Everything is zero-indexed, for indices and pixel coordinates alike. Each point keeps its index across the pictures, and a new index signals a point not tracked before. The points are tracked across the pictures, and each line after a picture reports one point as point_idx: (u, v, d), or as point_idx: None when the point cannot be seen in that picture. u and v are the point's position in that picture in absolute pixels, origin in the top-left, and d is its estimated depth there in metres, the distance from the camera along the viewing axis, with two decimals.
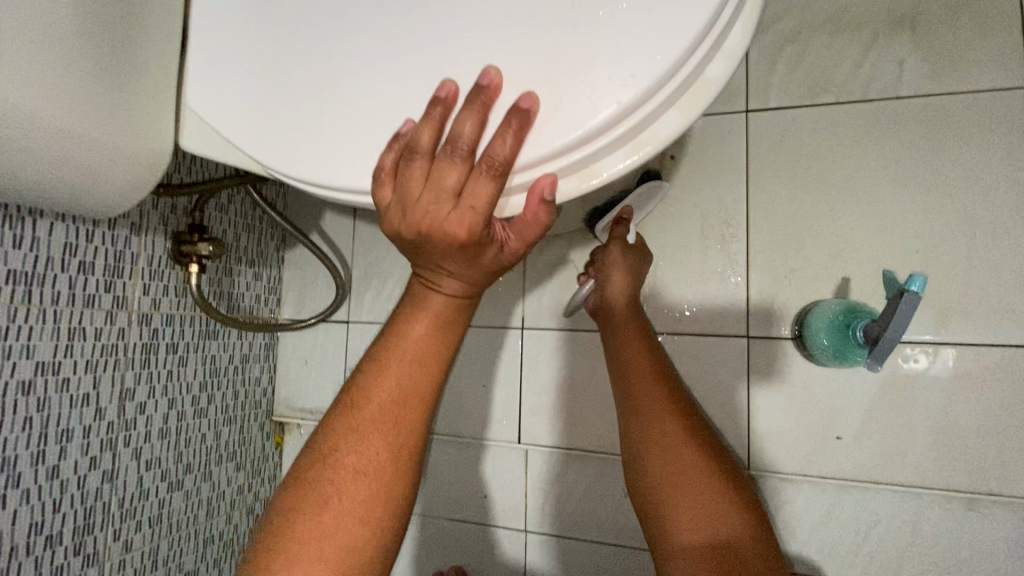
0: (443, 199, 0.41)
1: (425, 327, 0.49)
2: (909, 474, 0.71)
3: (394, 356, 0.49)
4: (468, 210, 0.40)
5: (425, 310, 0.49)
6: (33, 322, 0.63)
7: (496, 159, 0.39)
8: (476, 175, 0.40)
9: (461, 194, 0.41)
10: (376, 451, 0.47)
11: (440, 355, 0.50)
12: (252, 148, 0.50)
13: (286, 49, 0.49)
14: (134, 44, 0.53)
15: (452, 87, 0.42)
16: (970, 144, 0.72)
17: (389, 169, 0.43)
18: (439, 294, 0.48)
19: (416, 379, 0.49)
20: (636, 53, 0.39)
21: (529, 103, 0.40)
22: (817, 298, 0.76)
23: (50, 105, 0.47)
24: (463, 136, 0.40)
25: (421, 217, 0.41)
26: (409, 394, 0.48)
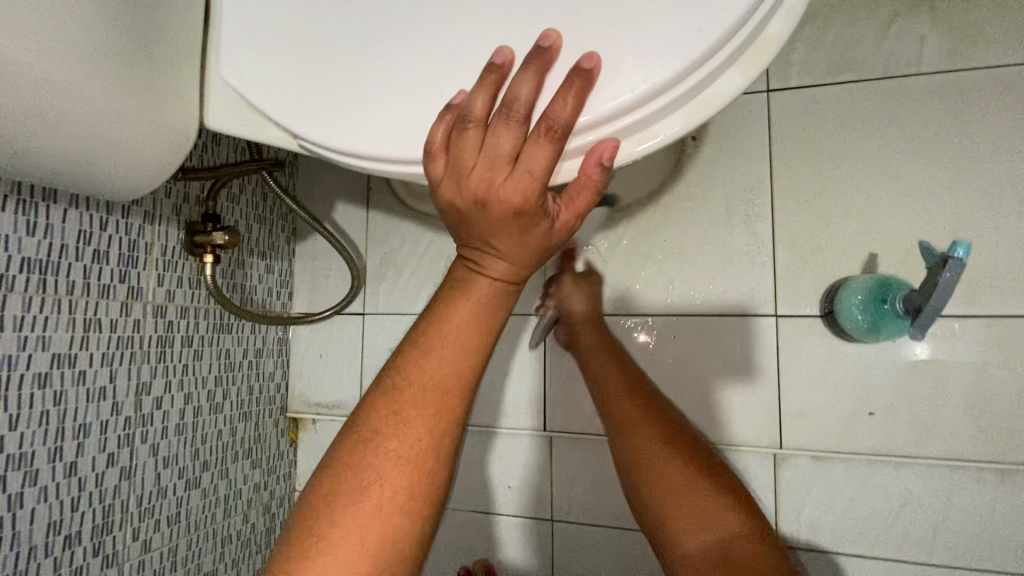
0: (497, 164, 0.39)
1: (469, 311, 0.47)
2: (944, 449, 0.71)
3: (436, 338, 0.47)
4: (525, 175, 0.39)
5: (468, 292, 0.47)
6: (47, 313, 0.61)
7: (556, 121, 0.38)
8: (534, 138, 0.39)
9: (516, 159, 0.39)
10: (416, 433, 0.45)
11: (483, 339, 0.47)
12: (286, 119, 0.48)
13: (322, 17, 0.47)
14: (156, 14, 0.51)
15: (509, 53, 0.41)
16: (993, 117, 0.72)
17: (440, 142, 0.42)
18: (490, 272, 0.46)
19: (459, 364, 0.47)
20: (700, 10, 0.38)
21: (592, 63, 0.38)
22: (844, 275, 0.75)
23: (63, 73, 0.44)
24: (519, 99, 0.38)
25: (476, 185, 0.40)
26: (451, 379, 0.47)
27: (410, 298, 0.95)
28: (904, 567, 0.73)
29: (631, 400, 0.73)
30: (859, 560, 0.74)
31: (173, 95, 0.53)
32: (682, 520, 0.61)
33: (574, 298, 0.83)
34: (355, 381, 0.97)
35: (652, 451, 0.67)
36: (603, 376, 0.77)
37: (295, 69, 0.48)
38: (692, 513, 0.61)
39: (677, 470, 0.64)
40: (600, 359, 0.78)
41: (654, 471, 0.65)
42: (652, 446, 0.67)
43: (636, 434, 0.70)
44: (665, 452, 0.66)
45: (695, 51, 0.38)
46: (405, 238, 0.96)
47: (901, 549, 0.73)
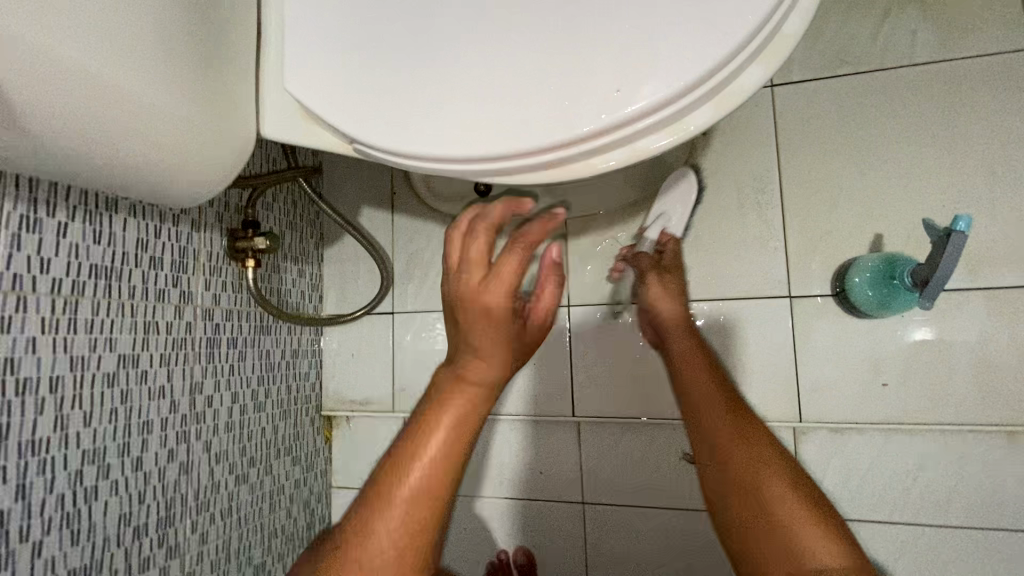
0: (480, 264, 0.56)
1: (454, 414, 0.51)
2: (954, 415, 0.76)
3: (423, 441, 0.50)
4: (495, 293, 0.54)
5: (455, 396, 0.52)
6: (113, 316, 0.65)
7: (517, 257, 0.55)
8: (510, 258, 0.55)
9: (495, 266, 0.55)
10: (418, 496, 0.48)
11: (464, 441, 0.51)
12: (343, 121, 0.51)
13: (374, 25, 0.50)
14: (217, 30, 0.55)
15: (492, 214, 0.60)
16: (985, 102, 0.77)
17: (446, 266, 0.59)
18: (490, 343, 0.53)
19: (443, 465, 0.50)
20: (725, 13, 0.42)
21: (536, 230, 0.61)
22: (853, 255, 0.80)
23: (143, 85, 0.47)
24: (513, 240, 0.56)
25: (471, 281, 0.55)
26: (435, 479, 0.49)
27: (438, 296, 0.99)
28: (923, 529, 0.77)
29: (704, 387, 0.71)
30: (879, 524, 0.79)
31: (234, 105, 0.57)
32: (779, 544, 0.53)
33: (654, 291, 0.81)
34: (387, 378, 1.01)
35: (730, 446, 0.62)
36: (688, 377, 0.74)
37: (350, 75, 0.51)
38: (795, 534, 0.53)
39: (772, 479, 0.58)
40: (697, 365, 0.75)
41: (732, 463, 0.61)
42: (735, 440, 0.63)
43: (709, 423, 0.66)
44: (741, 451, 0.62)
45: (724, 50, 0.42)
46: (431, 239, 1.00)
47: (919, 512, 0.77)
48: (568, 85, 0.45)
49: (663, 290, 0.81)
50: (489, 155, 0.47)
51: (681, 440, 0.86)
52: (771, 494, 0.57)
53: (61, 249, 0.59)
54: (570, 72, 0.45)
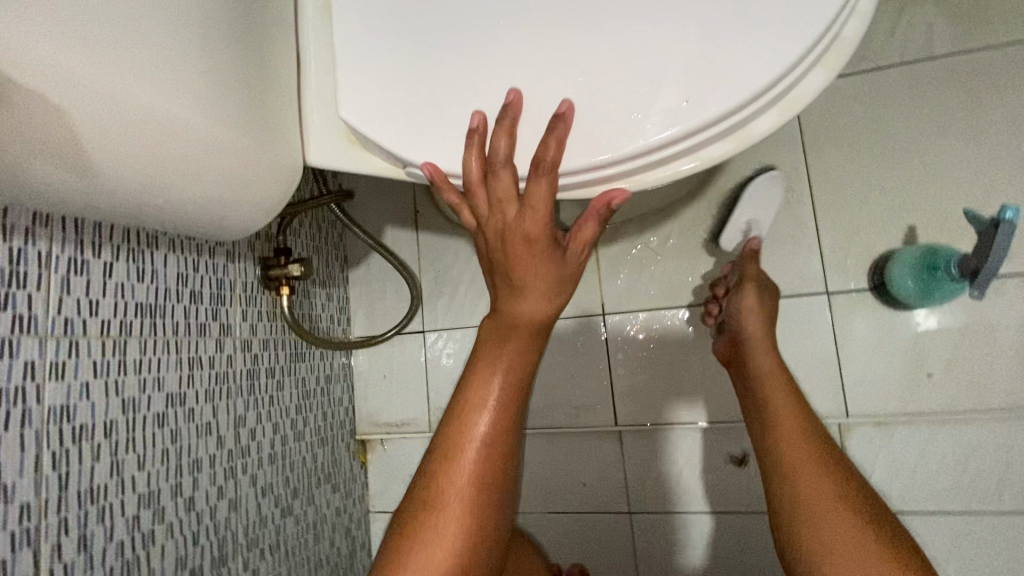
0: (507, 208, 0.48)
1: (514, 350, 0.53)
2: (1001, 401, 0.76)
3: (489, 379, 0.53)
4: (529, 213, 0.48)
5: (512, 334, 0.53)
6: (160, 354, 0.63)
7: (545, 162, 0.45)
8: (540, 188, 0.46)
9: (525, 204, 0.48)
10: (471, 492, 0.51)
11: (525, 370, 0.53)
12: (399, 144, 0.50)
13: (427, 49, 0.50)
14: (261, 63, 0.55)
15: (517, 96, 0.47)
16: (1007, 90, 0.78)
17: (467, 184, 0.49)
18: (520, 328, 0.52)
19: (511, 397, 0.53)
20: (788, 21, 0.42)
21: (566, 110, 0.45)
22: (887, 248, 0.81)
23: (195, 118, 0.48)
24: (544, 158, 0.45)
25: (501, 229, 0.49)
26: (505, 414, 0.52)
27: (469, 312, 0.98)
28: (978, 517, 0.77)
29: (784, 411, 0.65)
30: (933, 515, 0.79)
31: (280, 137, 0.56)
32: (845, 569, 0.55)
33: (748, 301, 0.72)
34: (421, 398, 1.00)
35: (802, 469, 0.61)
36: (766, 390, 0.68)
37: (404, 97, 0.50)
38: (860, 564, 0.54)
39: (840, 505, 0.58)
40: (781, 392, 0.67)
41: (802, 485, 0.60)
42: (806, 462, 0.61)
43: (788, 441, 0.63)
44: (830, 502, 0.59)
45: (790, 57, 0.42)
46: (458, 256, 1.00)
47: (973, 500, 0.77)
48: (632, 99, 0.45)
49: (757, 307, 0.72)
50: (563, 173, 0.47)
51: (727, 442, 0.86)
52: (850, 541, 0.56)
53: (107, 290, 0.58)
54: (634, 86, 0.45)
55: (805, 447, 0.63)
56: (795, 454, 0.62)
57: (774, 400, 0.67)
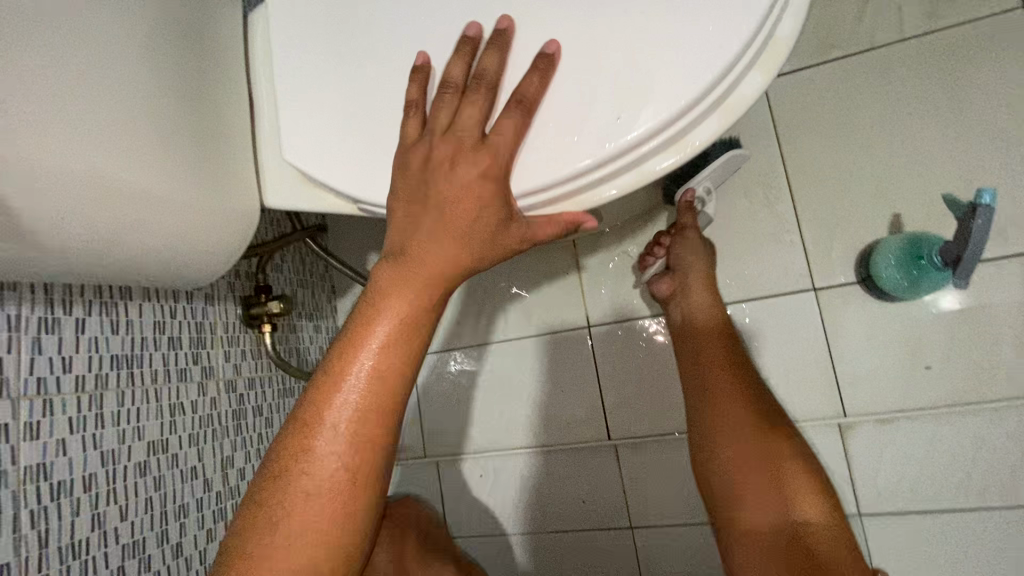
0: (468, 133, 0.45)
1: (403, 289, 0.46)
2: (1007, 390, 0.73)
3: (372, 317, 0.45)
4: (490, 145, 0.44)
5: (403, 269, 0.46)
6: (138, 403, 0.64)
7: (523, 96, 0.44)
8: (510, 123, 0.44)
9: (491, 133, 0.44)
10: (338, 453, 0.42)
11: (419, 317, 0.46)
12: (341, 182, 0.50)
13: (361, 85, 0.50)
14: (211, 113, 0.56)
15: (509, 22, 0.45)
16: (985, 65, 0.75)
17: (421, 103, 0.47)
18: (423, 274, 0.46)
19: (397, 343, 0.45)
20: (715, 26, 0.41)
21: (555, 49, 0.44)
22: (873, 239, 0.78)
23: (145, 179, 0.48)
24: (526, 94, 0.43)
25: (453, 153, 0.45)
26: (390, 358, 0.44)
27: (456, 334, 0.98)
28: (991, 512, 0.74)
29: (717, 366, 0.79)
30: (945, 513, 0.75)
31: (236, 184, 0.57)
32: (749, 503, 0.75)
33: (690, 252, 0.79)
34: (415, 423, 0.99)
35: (735, 439, 0.77)
36: (704, 365, 0.79)
37: (345, 136, 0.50)
38: (761, 502, 0.75)
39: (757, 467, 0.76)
40: (716, 346, 0.80)
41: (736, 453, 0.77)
42: (738, 434, 0.77)
43: (722, 409, 0.78)
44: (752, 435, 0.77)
45: (719, 65, 0.41)
46: None
47: (985, 494, 0.74)
48: (564, 117, 0.44)
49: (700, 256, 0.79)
50: (522, 196, 0.46)
51: None
52: (755, 481, 0.75)
53: (80, 345, 0.59)
54: (566, 104, 0.44)
55: (735, 399, 0.78)
56: (729, 417, 0.78)
57: (712, 375, 0.79)
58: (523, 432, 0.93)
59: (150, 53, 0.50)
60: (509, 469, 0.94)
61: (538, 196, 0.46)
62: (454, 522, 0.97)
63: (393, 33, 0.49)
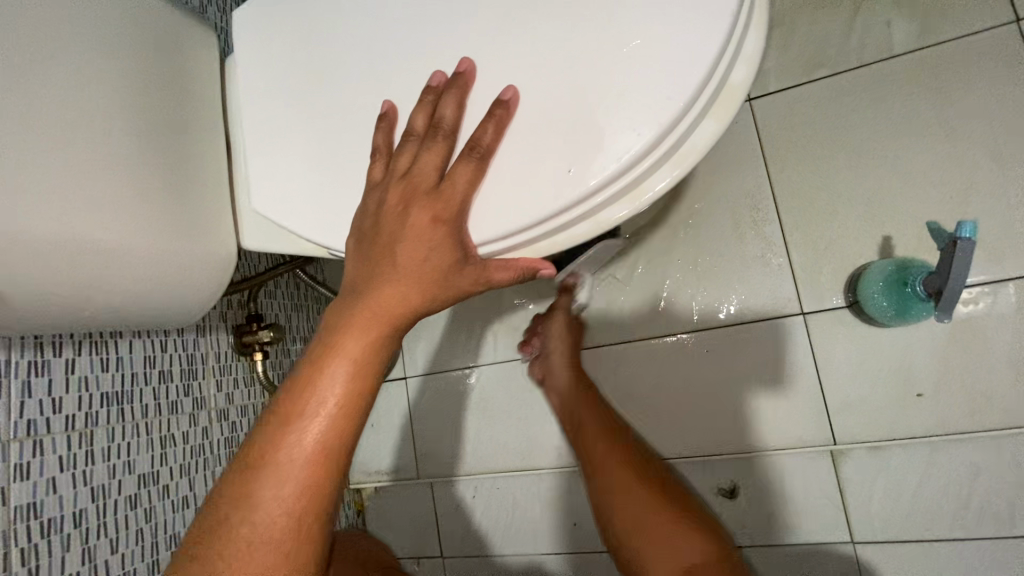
0: (426, 177, 0.44)
1: (361, 322, 0.43)
2: (1002, 418, 0.71)
3: (329, 349, 0.43)
4: (447, 190, 0.43)
5: (363, 300, 0.44)
6: (129, 438, 0.66)
7: (479, 143, 0.43)
8: (466, 169, 0.43)
9: (448, 179, 0.44)
10: (285, 496, 0.39)
11: (377, 352, 0.43)
12: (308, 231, 0.50)
13: (325, 134, 0.50)
14: (185, 164, 0.58)
15: (470, 64, 0.45)
16: (976, 84, 0.73)
17: (383, 146, 0.46)
18: (378, 313, 0.44)
19: (353, 380, 0.42)
20: (665, 79, 0.41)
21: (511, 95, 0.43)
22: (863, 262, 0.77)
23: (119, 235, 0.51)
24: (481, 140, 0.43)
25: (410, 196, 0.44)
26: (344, 397, 0.42)
27: (446, 356, 0.98)
28: (990, 543, 0.71)
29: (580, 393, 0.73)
30: (941, 543, 0.73)
31: (211, 231, 0.60)
32: (652, 550, 0.54)
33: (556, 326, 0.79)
34: (408, 445, 1.00)
35: (613, 472, 0.61)
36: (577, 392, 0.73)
37: (311, 185, 0.50)
38: (659, 546, 0.54)
39: (637, 500, 0.58)
40: (585, 381, 0.74)
41: (615, 498, 0.59)
42: (605, 440, 0.65)
43: (586, 438, 0.67)
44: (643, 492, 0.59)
45: (669, 117, 0.41)
46: None
47: (983, 526, 0.71)
48: (520, 168, 0.44)
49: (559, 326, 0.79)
50: (483, 243, 0.45)
51: (713, 477, 0.81)
52: (645, 491, 0.59)
53: (70, 385, 0.61)
54: (521, 156, 0.44)
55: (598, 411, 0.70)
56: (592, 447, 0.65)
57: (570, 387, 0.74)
58: (513, 454, 0.94)
59: (124, 112, 0.53)
60: (500, 491, 0.95)
61: (499, 244, 0.46)
62: (447, 542, 0.98)
63: (350, 83, 0.49)
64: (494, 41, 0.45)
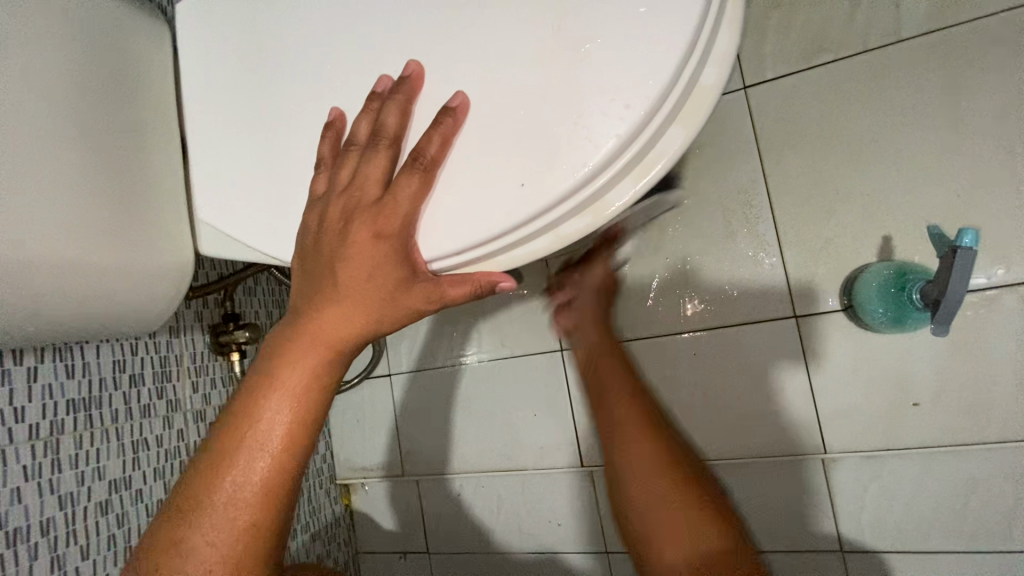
0: (368, 189, 0.42)
1: (302, 347, 0.44)
2: (1002, 429, 0.67)
3: (272, 375, 0.43)
4: (389, 203, 0.42)
5: (304, 327, 0.44)
6: (98, 444, 0.65)
7: (422, 155, 0.41)
8: (409, 182, 0.41)
9: (390, 192, 0.42)
10: (227, 522, 0.40)
11: (318, 378, 0.44)
12: (263, 244, 0.49)
13: (280, 146, 0.49)
14: (134, 169, 0.56)
15: (417, 68, 0.43)
16: (990, 70, 0.68)
17: (328, 158, 0.45)
18: (318, 338, 0.44)
19: (295, 404, 0.43)
20: (626, 83, 0.37)
21: (459, 102, 0.41)
22: (861, 262, 0.72)
23: (64, 246, 0.49)
24: (425, 151, 0.41)
25: (351, 211, 0.42)
26: (287, 421, 0.42)
27: (429, 353, 0.96)
28: (984, 556, 0.68)
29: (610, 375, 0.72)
30: (934, 555, 0.70)
31: (166, 237, 0.58)
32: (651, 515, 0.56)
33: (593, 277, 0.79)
34: (393, 442, 0.99)
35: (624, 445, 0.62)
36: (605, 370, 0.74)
37: (267, 197, 0.49)
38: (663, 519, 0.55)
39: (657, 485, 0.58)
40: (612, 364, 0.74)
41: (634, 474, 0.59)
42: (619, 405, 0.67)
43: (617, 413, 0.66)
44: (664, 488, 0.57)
45: (628, 124, 0.37)
46: None
47: (980, 540, 0.68)
48: (470, 181, 0.41)
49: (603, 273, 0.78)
50: (433, 258, 0.43)
51: None
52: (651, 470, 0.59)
53: (34, 394, 0.60)
54: (471, 169, 0.41)
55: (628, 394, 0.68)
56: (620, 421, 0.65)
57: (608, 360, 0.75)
58: (497, 453, 0.93)
59: (66, 115, 0.50)
60: (485, 489, 0.94)
61: (451, 259, 0.43)
62: (433, 539, 0.97)
63: (304, 92, 0.48)
64: (450, 47, 0.42)
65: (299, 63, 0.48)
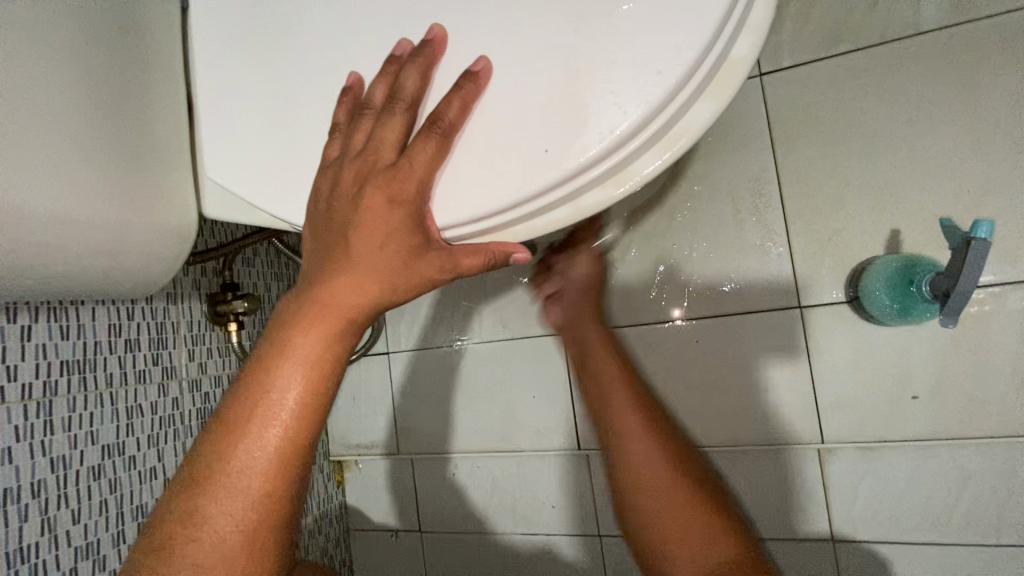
0: (383, 153, 0.41)
1: (314, 317, 0.43)
2: (998, 424, 0.68)
3: (282, 347, 0.42)
4: (404, 168, 0.41)
5: (314, 297, 0.43)
6: (92, 408, 0.64)
7: (440, 118, 0.39)
8: (426, 147, 0.40)
9: (405, 156, 0.41)
10: (241, 494, 0.39)
11: (330, 349, 0.43)
12: (270, 203, 0.48)
13: (292, 103, 0.47)
14: (139, 126, 0.54)
15: (440, 32, 0.42)
16: (1007, 66, 0.68)
17: (343, 122, 0.44)
18: (329, 309, 0.43)
19: (306, 376, 0.42)
20: (656, 52, 0.37)
21: (480, 67, 0.40)
22: (867, 255, 0.72)
23: (63, 197, 0.47)
24: (444, 116, 0.39)
25: (366, 175, 0.41)
26: (298, 392, 0.41)
27: (430, 332, 0.95)
28: (973, 549, 0.69)
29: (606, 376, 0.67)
30: (924, 547, 0.71)
31: (169, 197, 0.56)
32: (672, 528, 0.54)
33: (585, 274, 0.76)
34: (389, 419, 0.99)
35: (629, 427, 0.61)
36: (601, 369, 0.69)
37: (276, 155, 0.48)
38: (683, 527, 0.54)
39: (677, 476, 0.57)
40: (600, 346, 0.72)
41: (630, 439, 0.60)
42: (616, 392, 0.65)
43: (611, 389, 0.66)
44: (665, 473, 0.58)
45: (659, 92, 0.37)
46: None
47: (969, 533, 0.69)
48: (491, 147, 0.40)
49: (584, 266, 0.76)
50: (449, 227, 0.42)
51: None
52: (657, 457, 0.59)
53: (28, 353, 0.58)
54: (492, 135, 0.40)
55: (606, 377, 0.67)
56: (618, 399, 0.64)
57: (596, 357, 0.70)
58: (494, 433, 0.92)
59: (70, 65, 0.48)
60: (480, 470, 0.94)
61: (469, 228, 0.42)
62: (425, 518, 0.97)
63: (319, 50, 0.46)
64: (476, 7, 0.41)
65: (317, 20, 0.47)
